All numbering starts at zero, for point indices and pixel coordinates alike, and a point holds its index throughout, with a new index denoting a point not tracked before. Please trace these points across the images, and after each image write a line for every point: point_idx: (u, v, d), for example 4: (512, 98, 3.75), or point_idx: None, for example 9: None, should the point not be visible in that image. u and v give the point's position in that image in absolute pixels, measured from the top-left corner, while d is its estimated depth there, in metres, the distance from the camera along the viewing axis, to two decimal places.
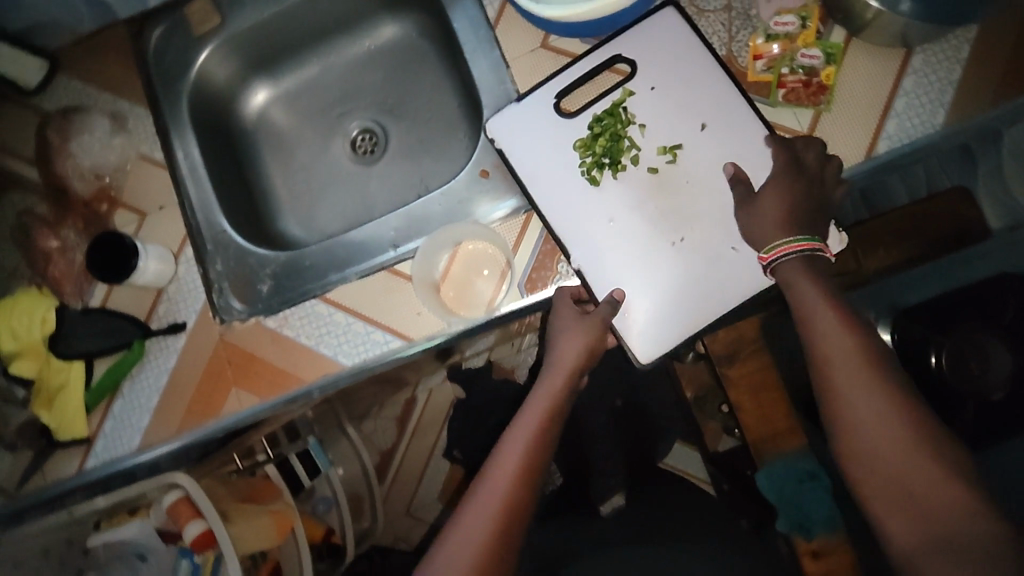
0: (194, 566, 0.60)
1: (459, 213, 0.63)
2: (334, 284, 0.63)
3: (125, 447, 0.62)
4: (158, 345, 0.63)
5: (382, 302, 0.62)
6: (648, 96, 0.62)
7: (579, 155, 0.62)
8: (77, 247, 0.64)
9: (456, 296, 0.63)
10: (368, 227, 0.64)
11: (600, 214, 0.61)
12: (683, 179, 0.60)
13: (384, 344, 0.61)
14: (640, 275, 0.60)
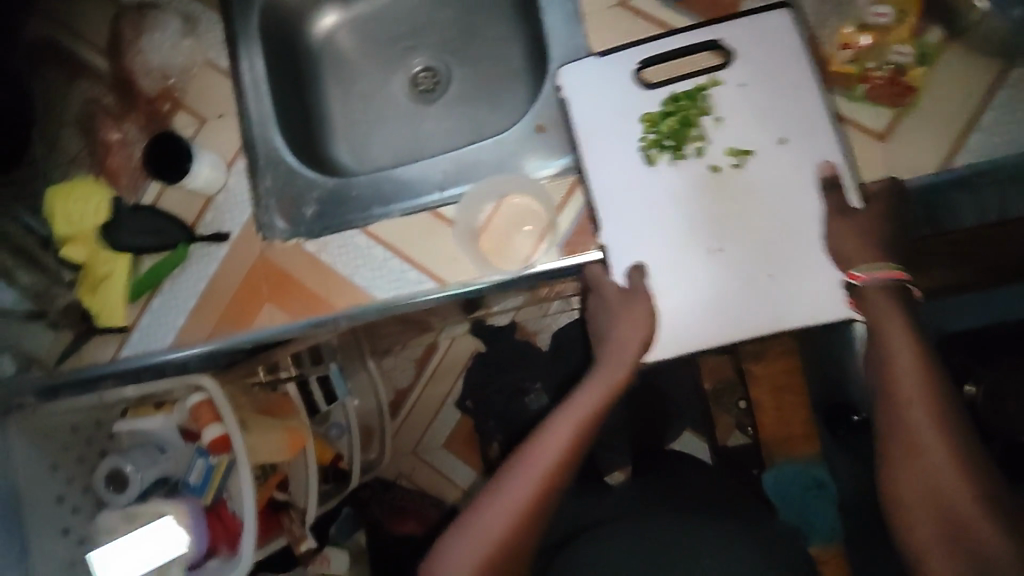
0: (208, 466, 0.76)
1: (509, 164, 0.63)
2: (377, 217, 0.64)
3: (159, 342, 0.64)
4: (202, 251, 0.65)
5: (418, 243, 0.63)
6: (733, 92, 0.60)
7: (643, 131, 0.61)
8: (137, 142, 0.66)
9: (494, 248, 0.63)
10: (417, 166, 0.64)
11: (647, 199, 0.60)
12: (744, 184, 0.58)
13: (417, 284, 0.62)
14: (672, 271, 0.58)
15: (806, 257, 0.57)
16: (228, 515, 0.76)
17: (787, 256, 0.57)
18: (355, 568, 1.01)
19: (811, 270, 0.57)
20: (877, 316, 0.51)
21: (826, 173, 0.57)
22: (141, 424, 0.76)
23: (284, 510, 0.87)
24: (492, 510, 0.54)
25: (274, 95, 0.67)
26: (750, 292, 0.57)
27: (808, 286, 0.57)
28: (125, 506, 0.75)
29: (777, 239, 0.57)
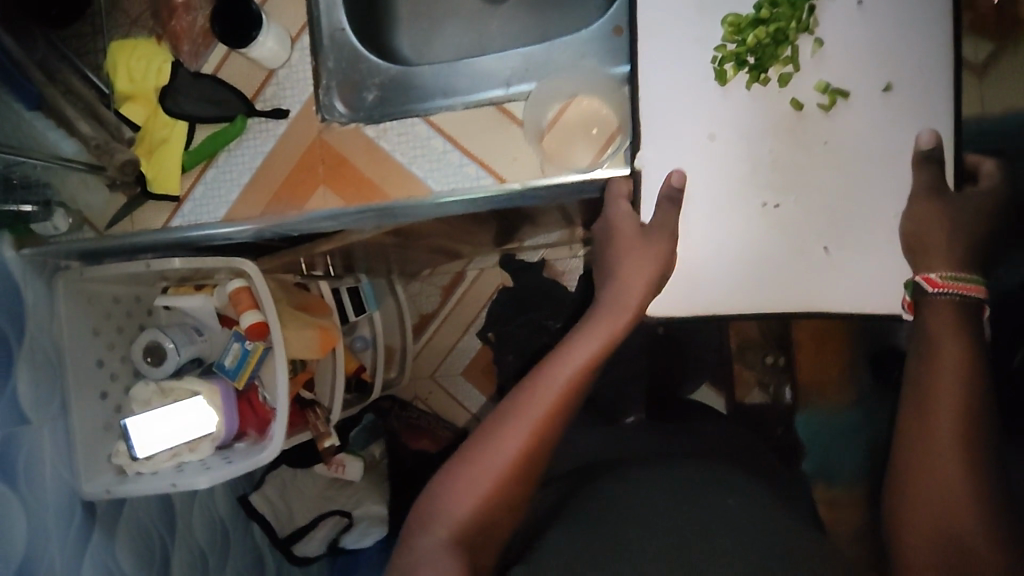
0: (244, 349, 0.77)
1: (580, 66, 0.62)
2: (439, 109, 0.61)
3: (210, 216, 0.65)
4: (258, 127, 0.63)
5: (481, 136, 0.60)
6: (846, 10, 0.51)
7: (722, 39, 0.52)
8: (201, 9, 0.64)
9: (556, 149, 0.60)
10: (486, 62, 0.63)
11: (703, 128, 0.53)
12: (824, 134, 0.52)
13: (474, 180, 0.59)
14: (714, 219, 0.54)
15: (869, 240, 0.52)
16: (259, 402, 0.80)
17: (846, 234, 0.52)
18: (369, 478, 1.03)
19: (869, 257, 0.52)
20: (934, 326, 0.50)
21: (928, 145, 0.51)
22: (181, 303, 0.78)
23: (311, 407, 0.86)
24: (480, 462, 0.53)
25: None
26: (794, 264, 0.53)
27: (865, 277, 0.53)
28: (160, 381, 0.76)
29: (838, 212, 0.52)
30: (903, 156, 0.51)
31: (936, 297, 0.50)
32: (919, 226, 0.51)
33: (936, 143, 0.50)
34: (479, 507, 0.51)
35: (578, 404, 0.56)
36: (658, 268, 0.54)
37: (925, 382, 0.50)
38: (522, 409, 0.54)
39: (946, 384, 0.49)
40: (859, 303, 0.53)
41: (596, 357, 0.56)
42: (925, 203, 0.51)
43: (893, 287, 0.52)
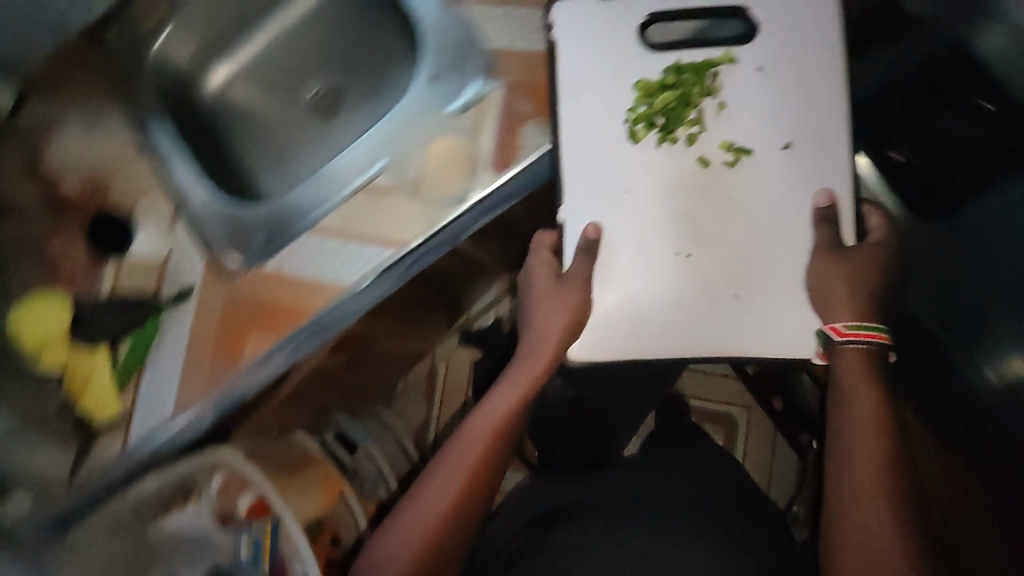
0: (254, 537, 0.68)
1: (419, 119, 0.68)
2: (321, 216, 0.66)
3: (160, 417, 0.65)
4: (173, 315, 0.66)
5: (364, 219, 0.65)
6: (746, 81, 0.63)
7: (635, 103, 0.64)
8: (77, 242, 0.68)
9: (433, 186, 0.65)
10: (342, 159, 0.68)
11: (622, 188, 0.64)
12: (730, 191, 0.63)
13: (377, 256, 0.64)
14: (630, 272, 0.64)
15: (771, 292, 0.63)
16: None
17: (750, 286, 0.63)
18: None
19: (771, 305, 0.63)
20: (849, 376, 0.60)
21: (824, 204, 0.62)
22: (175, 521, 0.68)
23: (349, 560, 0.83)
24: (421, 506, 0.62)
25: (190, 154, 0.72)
26: (706, 315, 0.64)
27: (770, 322, 0.64)
28: None
29: (745, 262, 0.63)
30: (806, 214, 0.63)
31: (845, 345, 0.60)
32: (820, 281, 0.61)
33: (830, 204, 0.62)
34: (411, 563, 0.59)
35: (513, 438, 0.66)
36: (569, 321, 0.64)
37: (851, 442, 0.59)
38: (449, 466, 0.64)
39: (863, 442, 0.58)
40: (769, 349, 0.64)
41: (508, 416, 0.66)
42: (828, 259, 0.62)
43: (806, 331, 0.63)
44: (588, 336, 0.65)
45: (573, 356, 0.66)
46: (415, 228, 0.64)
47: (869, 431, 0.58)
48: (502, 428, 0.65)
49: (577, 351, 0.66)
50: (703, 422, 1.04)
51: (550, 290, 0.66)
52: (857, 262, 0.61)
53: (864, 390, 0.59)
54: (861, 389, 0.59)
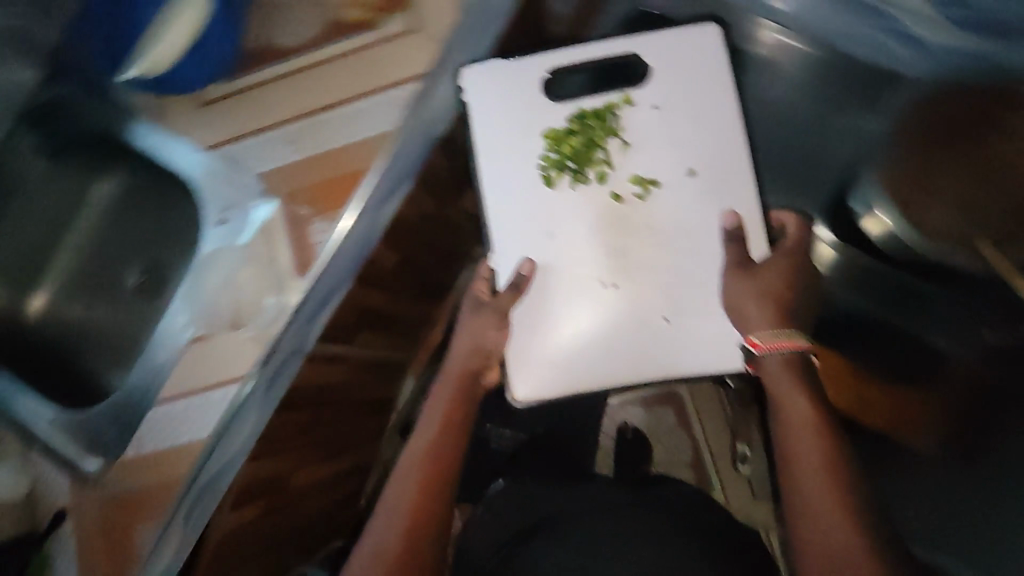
0: None
1: (330, 90, 0.77)
2: (255, 180, 0.78)
3: (156, 420, 0.78)
4: (165, 334, 0.80)
5: (307, 196, 0.76)
6: (646, 116, 0.74)
7: (546, 150, 0.75)
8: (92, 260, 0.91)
9: (360, 154, 0.75)
10: (267, 130, 0.78)
11: (548, 233, 0.75)
12: (645, 222, 0.73)
13: (328, 238, 0.74)
14: (535, 321, 0.75)
15: (702, 318, 0.73)
16: None
17: (682, 309, 0.73)
18: None
19: (701, 323, 0.73)
20: (776, 384, 0.65)
21: (734, 227, 0.71)
22: None
23: None
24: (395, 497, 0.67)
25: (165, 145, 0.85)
26: (642, 335, 0.74)
27: (699, 346, 0.73)
28: None
29: (679, 293, 0.73)
30: (723, 237, 0.72)
31: (768, 354, 0.65)
32: (770, 297, 0.67)
33: (737, 224, 0.71)
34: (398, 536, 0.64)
35: (467, 414, 0.72)
36: (470, 349, 0.74)
37: (791, 444, 0.62)
38: (413, 464, 0.68)
39: (802, 440, 0.61)
40: (695, 365, 0.74)
41: (448, 413, 0.72)
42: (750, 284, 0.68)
43: (729, 348, 0.73)
44: (527, 381, 0.76)
45: (515, 397, 0.76)
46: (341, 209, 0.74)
47: (810, 430, 0.61)
48: (451, 418, 0.71)
49: (522, 397, 0.76)
50: (658, 443, 1.27)
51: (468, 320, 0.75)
52: (766, 281, 0.68)
53: (796, 394, 0.63)
54: (788, 389, 0.64)
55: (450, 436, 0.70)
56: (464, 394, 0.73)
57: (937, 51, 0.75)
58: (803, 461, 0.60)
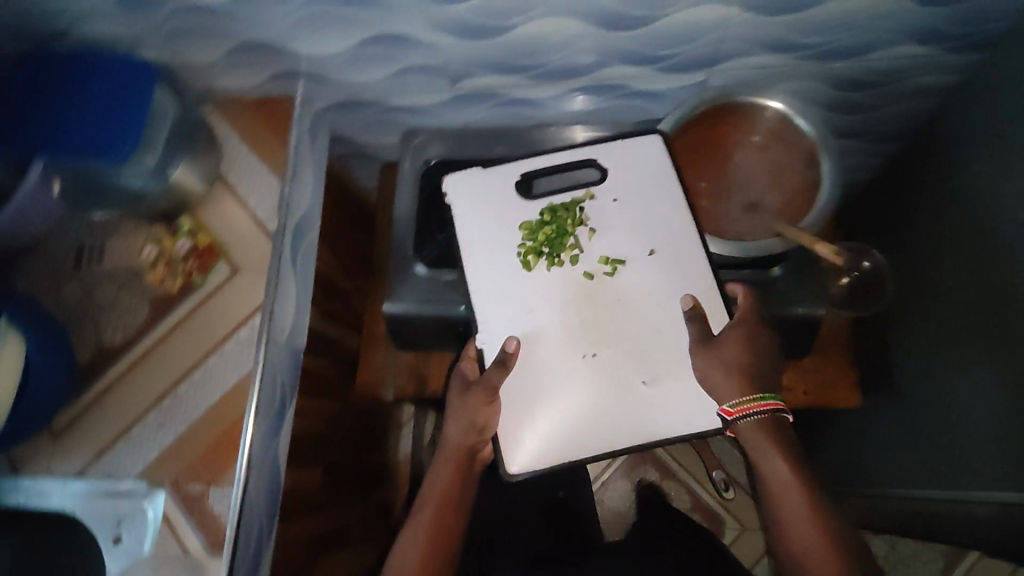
0: None
1: (177, 371, 0.80)
2: (141, 489, 0.76)
3: None
4: None
5: (199, 475, 0.76)
6: (607, 209, 0.80)
7: (523, 240, 0.81)
8: None
9: (230, 409, 0.78)
10: (134, 434, 0.78)
11: (527, 310, 0.78)
12: (615, 291, 0.78)
13: (229, 499, 0.74)
14: (534, 395, 0.77)
15: (676, 368, 0.76)
16: None
17: (658, 373, 0.76)
18: None
19: (679, 385, 0.76)
20: (754, 444, 0.70)
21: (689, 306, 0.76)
22: None
23: None
24: None
25: (43, 500, 0.78)
26: (626, 402, 0.76)
27: (672, 402, 0.76)
28: None
29: (652, 355, 0.77)
30: (677, 305, 0.77)
31: (739, 419, 0.70)
32: (702, 358, 0.73)
33: (694, 305, 0.76)
34: None
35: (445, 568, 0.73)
36: (442, 495, 0.75)
37: (787, 530, 0.67)
38: (412, 558, 0.72)
39: (792, 505, 0.67)
40: (669, 427, 0.76)
41: (444, 501, 0.75)
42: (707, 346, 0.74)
43: (700, 407, 0.76)
44: (524, 456, 0.77)
45: (510, 471, 0.77)
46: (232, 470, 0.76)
47: (794, 492, 0.67)
48: (442, 521, 0.74)
49: (518, 470, 0.77)
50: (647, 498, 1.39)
51: (460, 399, 0.77)
52: (728, 354, 0.72)
53: (774, 456, 0.68)
54: (767, 455, 0.69)
55: None
56: (462, 483, 0.76)
57: (667, 94, 0.88)
58: (796, 516, 0.66)
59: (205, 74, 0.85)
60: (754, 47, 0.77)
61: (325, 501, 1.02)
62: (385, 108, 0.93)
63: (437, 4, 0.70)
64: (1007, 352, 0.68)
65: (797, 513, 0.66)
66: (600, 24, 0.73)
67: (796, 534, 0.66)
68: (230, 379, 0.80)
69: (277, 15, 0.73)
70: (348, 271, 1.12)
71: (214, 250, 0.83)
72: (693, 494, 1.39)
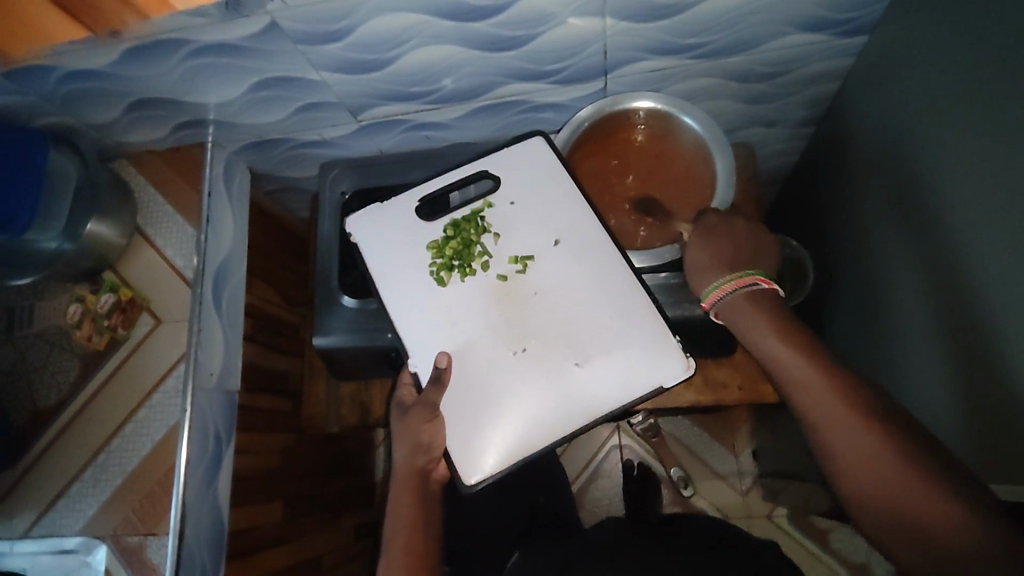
0: None
1: (110, 426, 0.82)
2: (82, 544, 0.78)
3: None
4: None
5: (142, 525, 0.78)
6: (506, 213, 0.81)
7: (432, 259, 0.80)
8: None
9: (162, 458, 0.80)
10: (72, 493, 0.80)
11: (450, 321, 0.78)
12: (530, 286, 0.77)
13: (168, 546, 0.76)
14: (472, 402, 0.75)
15: (610, 348, 0.74)
16: None
17: (586, 352, 0.75)
18: None
19: (610, 360, 0.74)
20: (741, 323, 0.67)
21: (605, 308, 0.76)
22: None
23: None
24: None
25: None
26: (563, 387, 0.74)
27: (611, 381, 0.74)
28: None
29: (578, 337, 0.75)
30: (597, 295, 0.76)
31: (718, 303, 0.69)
32: (620, 352, 0.74)
33: (608, 305, 0.76)
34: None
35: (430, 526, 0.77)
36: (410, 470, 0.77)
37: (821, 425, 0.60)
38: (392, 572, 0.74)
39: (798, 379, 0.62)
40: (611, 405, 0.73)
41: (411, 526, 0.76)
42: (625, 335, 0.74)
43: (641, 381, 0.73)
44: (478, 463, 0.74)
45: (468, 483, 0.74)
46: (166, 520, 0.78)
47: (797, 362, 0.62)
48: (412, 540, 0.75)
49: (476, 479, 0.74)
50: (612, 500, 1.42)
51: (401, 423, 0.78)
52: (703, 230, 0.72)
53: (760, 330, 0.66)
54: (758, 333, 0.66)
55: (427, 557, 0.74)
56: (421, 499, 0.77)
57: (568, 104, 0.89)
58: (817, 400, 0.60)
59: (111, 132, 0.87)
60: (639, 51, 0.78)
61: (292, 532, 1.04)
62: (295, 144, 0.94)
63: (308, 45, 0.72)
64: (926, 340, 0.69)
65: (835, 412, 0.59)
66: (476, 47, 0.74)
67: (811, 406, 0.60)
68: (159, 432, 0.82)
69: (162, 71, 0.75)
70: (294, 307, 1.14)
71: (137, 304, 0.86)
72: (668, 485, 1.41)
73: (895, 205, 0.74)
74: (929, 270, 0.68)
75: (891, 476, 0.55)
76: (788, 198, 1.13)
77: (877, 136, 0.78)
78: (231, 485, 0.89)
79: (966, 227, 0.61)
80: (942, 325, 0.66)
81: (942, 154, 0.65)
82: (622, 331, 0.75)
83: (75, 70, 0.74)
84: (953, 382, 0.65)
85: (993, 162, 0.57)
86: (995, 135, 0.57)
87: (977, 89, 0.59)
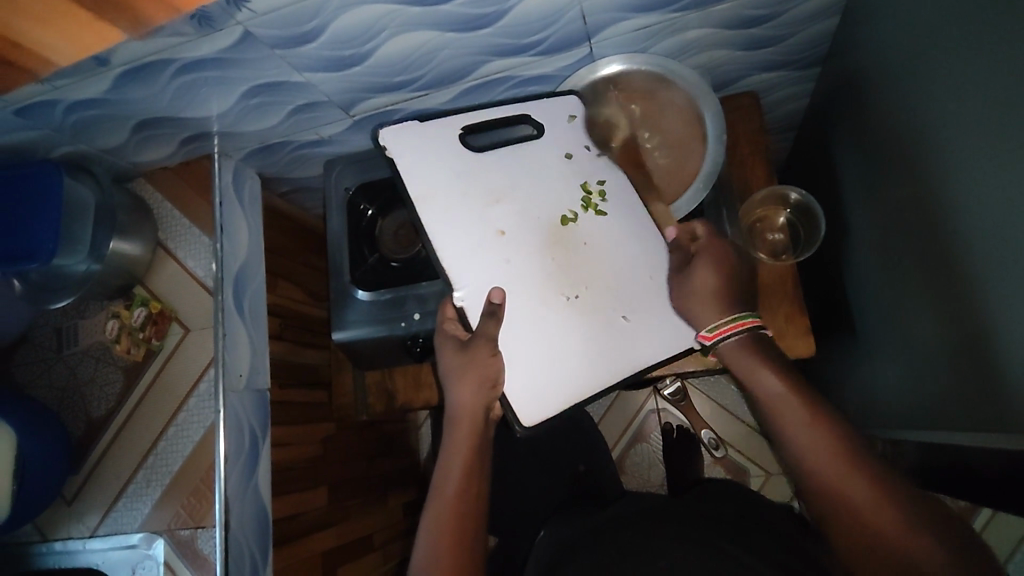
0: None
1: (156, 431, 0.88)
2: (142, 540, 0.85)
3: None
4: None
5: (192, 521, 0.84)
6: (552, 159, 0.80)
7: (487, 193, 0.79)
8: None
9: (205, 457, 0.86)
10: (129, 493, 0.87)
11: (505, 261, 0.77)
12: (581, 237, 0.78)
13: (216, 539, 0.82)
14: (529, 346, 0.76)
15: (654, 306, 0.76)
16: None
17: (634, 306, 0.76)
18: None
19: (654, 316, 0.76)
20: (741, 365, 0.66)
21: (607, 280, 0.77)
22: None
23: None
24: (434, 514, 0.73)
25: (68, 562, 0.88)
26: (608, 339, 0.76)
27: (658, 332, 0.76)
28: None
29: (623, 288, 0.77)
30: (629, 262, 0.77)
31: (718, 343, 0.67)
32: (621, 326, 0.76)
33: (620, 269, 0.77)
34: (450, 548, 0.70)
35: (483, 464, 0.76)
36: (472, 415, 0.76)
37: (783, 420, 0.61)
38: (438, 534, 0.71)
39: (794, 422, 0.60)
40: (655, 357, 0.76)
41: (468, 468, 0.75)
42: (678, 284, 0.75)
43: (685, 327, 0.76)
44: (531, 403, 0.75)
45: (525, 424, 0.75)
46: (212, 514, 0.84)
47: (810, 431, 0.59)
48: (465, 488, 0.74)
49: (529, 421, 0.75)
50: (650, 461, 1.43)
51: (458, 360, 0.76)
52: (708, 258, 0.71)
53: (762, 367, 0.64)
54: (759, 372, 0.64)
55: (466, 498, 0.73)
56: (479, 444, 0.76)
57: (556, 74, 0.88)
58: (818, 448, 0.58)
59: (125, 154, 0.92)
60: (621, 12, 0.76)
61: (339, 515, 1.08)
62: (297, 146, 0.96)
63: (285, 49, 0.73)
64: (944, 290, 0.68)
65: (798, 415, 0.60)
66: (449, 29, 0.74)
67: (803, 448, 0.58)
68: (196, 433, 0.87)
69: (155, 91, 0.78)
70: (320, 302, 1.18)
71: (166, 315, 0.91)
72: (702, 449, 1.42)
73: (915, 138, 0.69)
74: (945, 213, 0.65)
75: (862, 487, 0.55)
76: (804, 144, 1.08)
77: (889, 73, 0.73)
78: (271, 477, 0.94)
79: (983, 172, 0.59)
80: (972, 262, 0.62)
81: (953, 92, 0.61)
82: (618, 296, 0.76)
83: (77, 101, 0.77)
84: (985, 323, 0.61)
85: (1007, 97, 0.54)
86: (1006, 70, 0.53)
87: (991, 16, 0.55)
